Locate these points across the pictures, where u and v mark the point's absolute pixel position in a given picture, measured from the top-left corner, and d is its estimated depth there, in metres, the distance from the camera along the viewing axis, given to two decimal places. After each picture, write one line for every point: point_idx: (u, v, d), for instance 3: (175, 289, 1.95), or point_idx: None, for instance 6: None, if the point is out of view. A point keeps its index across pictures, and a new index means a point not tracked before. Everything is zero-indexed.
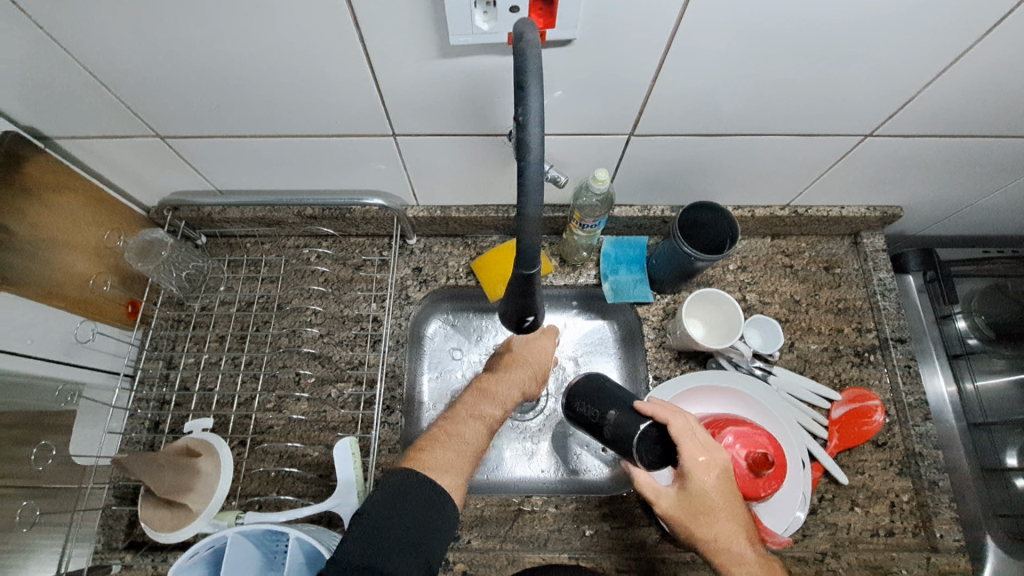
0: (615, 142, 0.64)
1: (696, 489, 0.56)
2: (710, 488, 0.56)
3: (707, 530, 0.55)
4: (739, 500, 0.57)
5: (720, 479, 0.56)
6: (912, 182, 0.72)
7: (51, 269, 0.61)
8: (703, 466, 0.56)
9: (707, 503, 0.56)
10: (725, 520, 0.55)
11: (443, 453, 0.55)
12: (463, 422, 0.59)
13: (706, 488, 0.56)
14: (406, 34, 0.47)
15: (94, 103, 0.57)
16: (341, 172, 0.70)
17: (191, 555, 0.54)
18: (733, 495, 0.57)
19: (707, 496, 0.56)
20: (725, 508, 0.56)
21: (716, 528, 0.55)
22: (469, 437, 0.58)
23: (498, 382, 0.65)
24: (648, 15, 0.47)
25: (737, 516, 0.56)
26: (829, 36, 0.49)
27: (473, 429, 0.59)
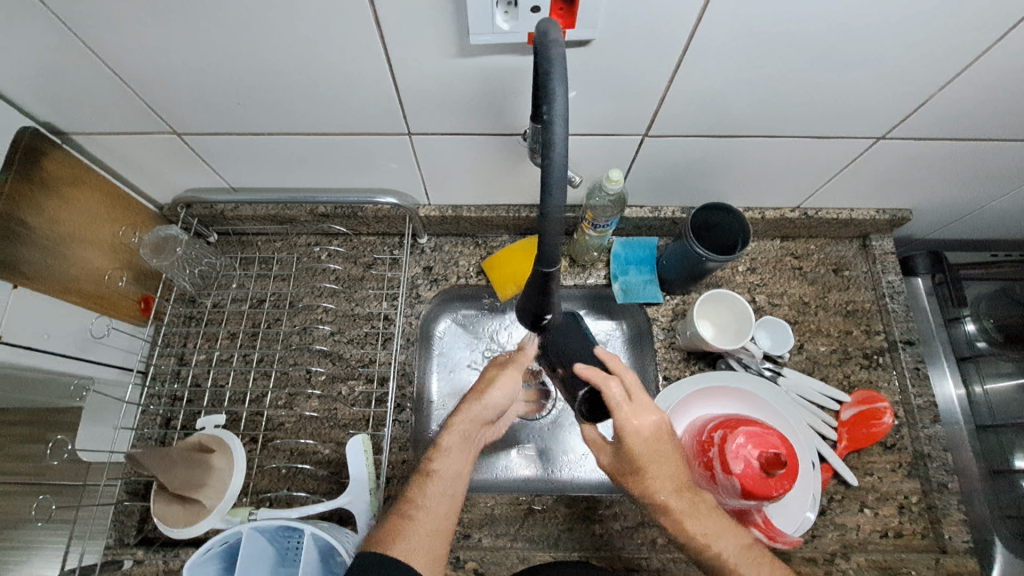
0: (628, 143, 0.64)
1: (628, 448, 0.57)
2: (648, 444, 0.57)
3: (637, 486, 0.57)
4: (669, 459, 0.58)
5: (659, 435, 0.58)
6: (922, 185, 0.73)
7: (66, 265, 0.61)
8: (630, 427, 0.57)
9: (637, 461, 0.57)
10: (654, 477, 0.57)
11: (412, 535, 0.51)
12: (425, 488, 0.55)
13: (641, 443, 0.57)
14: (427, 33, 0.48)
15: (113, 100, 0.58)
16: (354, 170, 0.70)
17: (205, 550, 0.54)
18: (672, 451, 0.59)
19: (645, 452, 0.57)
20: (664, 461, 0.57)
21: (646, 484, 0.57)
22: (439, 506, 0.54)
23: (462, 431, 0.60)
24: (667, 17, 0.47)
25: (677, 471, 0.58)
26: (845, 39, 0.50)
27: (440, 496, 0.55)
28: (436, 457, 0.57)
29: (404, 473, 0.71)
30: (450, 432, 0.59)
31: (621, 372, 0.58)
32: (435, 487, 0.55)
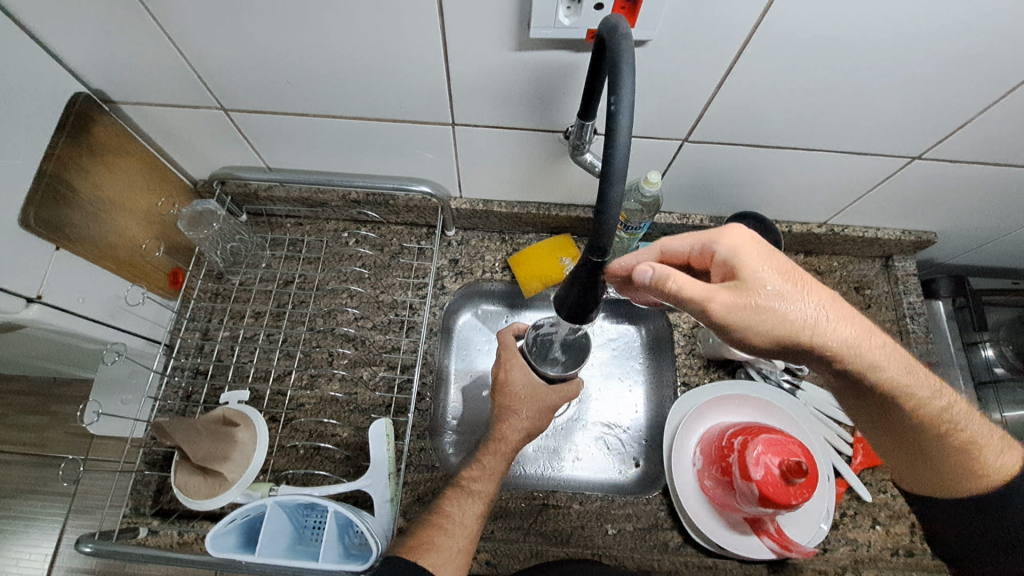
0: (668, 147, 0.65)
1: (755, 277, 0.47)
2: (773, 273, 0.47)
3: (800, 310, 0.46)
4: (803, 278, 0.48)
5: (766, 257, 0.48)
6: (951, 209, 0.74)
7: (107, 231, 0.62)
8: (745, 263, 0.48)
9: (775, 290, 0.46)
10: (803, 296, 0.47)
11: (449, 549, 0.53)
12: (465, 503, 0.57)
13: (757, 269, 0.47)
14: (487, 24, 0.49)
15: (167, 73, 0.59)
16: (393, 157, 0.71)
17: (228, 521, 0.53)
18: (801, 275, 0.48)
19: (776, 308, 0.46)
20: (811, 302, 0.46)
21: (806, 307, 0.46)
22: (471, 522, 0.56)
23: (502, 449, 0.61)
24: (724, 24, 0.48)
25: (830, 308, 0.47)
26: (893, 57, 0.51)
27: (473, 513, 0.56)
28: (472, 471, 0.60)
29: (421, 461, 0.71)
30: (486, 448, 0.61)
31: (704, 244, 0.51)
32: (474, 506, 0.57)
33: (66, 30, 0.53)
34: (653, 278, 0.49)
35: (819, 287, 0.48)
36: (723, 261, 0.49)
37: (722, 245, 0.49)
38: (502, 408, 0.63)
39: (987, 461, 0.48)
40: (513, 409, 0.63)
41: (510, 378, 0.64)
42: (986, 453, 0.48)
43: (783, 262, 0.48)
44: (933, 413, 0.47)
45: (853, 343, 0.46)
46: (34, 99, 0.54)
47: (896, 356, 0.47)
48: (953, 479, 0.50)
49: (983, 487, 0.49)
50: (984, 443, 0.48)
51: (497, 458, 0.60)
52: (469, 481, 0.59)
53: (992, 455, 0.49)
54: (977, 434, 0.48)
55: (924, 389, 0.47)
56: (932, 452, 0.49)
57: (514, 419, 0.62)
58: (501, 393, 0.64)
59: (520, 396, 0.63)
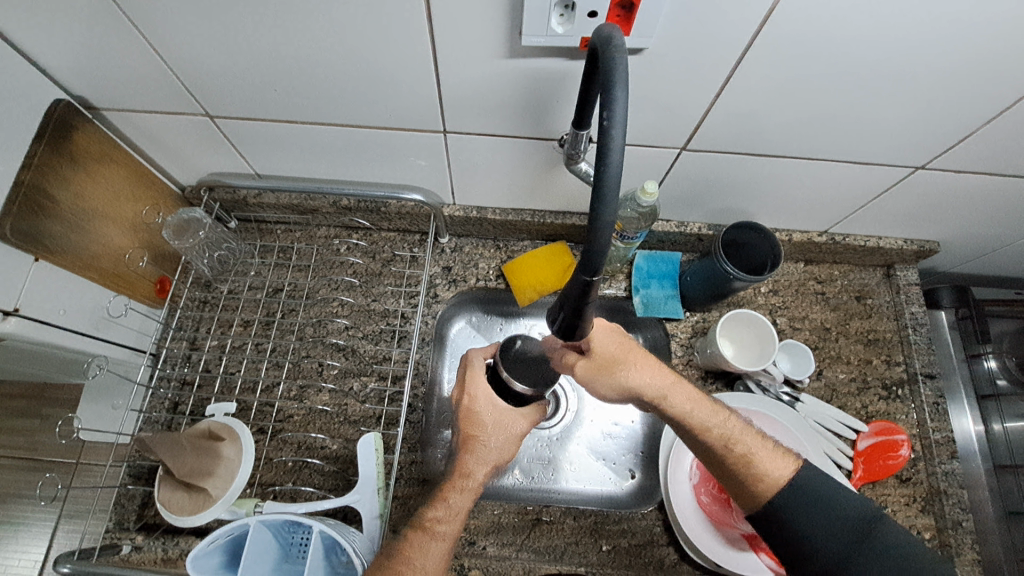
0: (664, 156, 0.64)
1: (601, 350, 0.57)
2: (612, 347, 0.57)
3: (627, 373, 0.57)
4: (641, 351, 0.58)
5: (616, 337, 0.58)
6: (954, 218, 0.72)
7: (88, 241, 0.61)
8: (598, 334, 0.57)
9: (611, 360, 0.57)
10: (632, 366, 0.57)
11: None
12: (428, 548, 0.52)
13: (606, 344, 0.57)
14: (477, 31, 0.47)
15: (150, 80, 0.57)
16: (384, 164, 0.70)
17: (210, 542, 0.52)
18: (629, 344, 0.58)
19: (609, 369, 0.57)
20: (633, 364, 0.57)
21: (630, 372, 0.57)
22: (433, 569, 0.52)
23: (468, 484, 0.56)
24: (721, 33, 0.47)
25: (647, 365, 0.58)
26: (898, 65, 0.49)
27: (435, 559, 0.52)
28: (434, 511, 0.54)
29: (412, 475, 0.70)
30: (449, 487, 0.56)
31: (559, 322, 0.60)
32: (436, 550, 0.52)
33: (44, 37, 0.52)
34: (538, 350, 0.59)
35: (644, 352, 0.58)
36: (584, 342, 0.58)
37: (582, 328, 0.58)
38: (466, 438, 0.58)
39: (769, 471, 0.56)
40: (479, 438, 0.58)
41: (474, 405, 0.58)
42: (762, 464, 0.56)
43: (625, 337, 0.58)
44: (720, 442, 0.56)
45: (656, 387, 0.57)
46: (13, 106, 0.52)
47: (698, 399, 0.58)
48: (738, 488, 0.56)
49: (769, 493, 0.55)
50: (764, 460, 0.56)
51: (463, 494, 0.55)
52: (432, 521, 0.54)
53: (770, 464, 0.56)
54: (758, 454, 0.56)
55: (712, 420, 0.57)
56: (726, 469, 0.56)
57: (479, 449, 0.57)
58: (465, 419, 0.58)
59: (485, 422, 0.58)
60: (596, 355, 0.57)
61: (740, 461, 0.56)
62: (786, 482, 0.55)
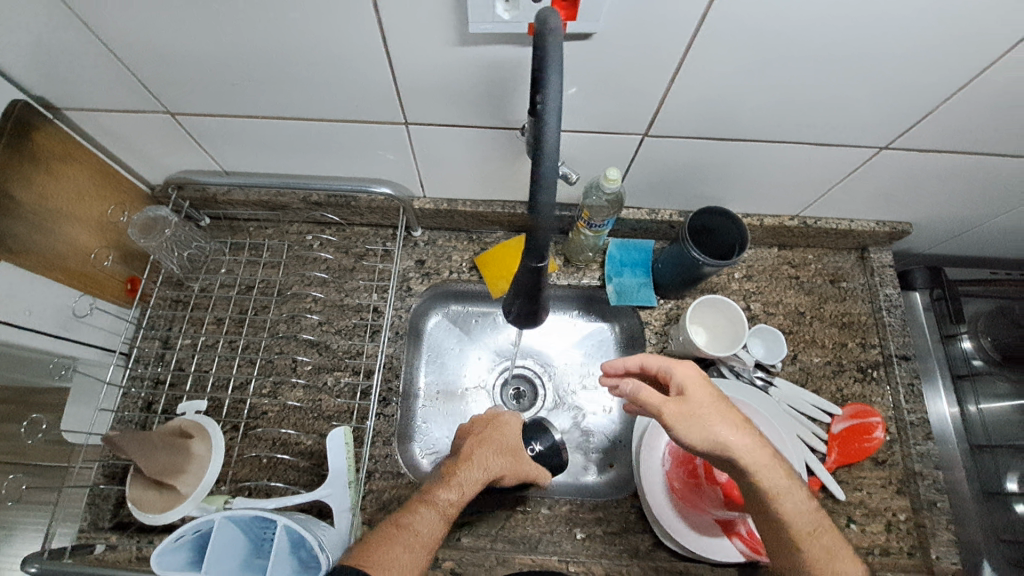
0: (628, 142, 0.63)
1: (694, 398, 0.54)
2: (706, 399, 0.54)
3: (722, 429, 0.53)
4: (740, 413, 0.55)
5: (712, 391, 0.55)
6: (924, 199, 0.72)
7: (52, 241, 0.60)
8: (693, 381, 0.55)
9: (704, 410, 0.53)
10: (728, 423, 0.53)
11: (410, 562, 0.51)
12: (433, 520, 0.55)
13: (698, 391, 0.54)
14: (425, 19, 0.47)
15: (107, 78, 0.57)
16: (350, 158, 0.69)
17: (175, 539, 0.52)
18: (722, 402, 0.54)
19: (704, 419, 0.53)
20: (730, 422, 0.53)
21: (731, 432, 0.53)
22: (430, 540, 0.54)
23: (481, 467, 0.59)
24: (670, 16, 0.46)
25: (736, 424, 0.53)
26: (852, 45, 0.49)
27: (435, 530, 0.54)
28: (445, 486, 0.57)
29: (386, 468, 0.70)
30: (462, 470, 0.59)
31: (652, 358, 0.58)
32: (438, 524, 0.55)
33: None
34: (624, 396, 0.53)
35: (737, 415, 0.54)
36: (673, 384, 0.56)
37: (674, 372, 0.56)
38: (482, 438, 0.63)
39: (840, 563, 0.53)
40: (496, 437, 0.63)
41: (506, 420, 0.66)
42: (833, 553, 0.53)
43: (718, 391, 0.56)
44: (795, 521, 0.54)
45: (750, 449, 0.53)
46: None
47: (781, 469, 0.55)
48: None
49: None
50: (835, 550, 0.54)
51: (471, 474, 0.58)
52: (440, 497, 0.56)
53: (840, 554, 0.54)
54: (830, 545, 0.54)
55: (799, 504, 0.54)
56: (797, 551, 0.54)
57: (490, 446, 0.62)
58: (492, 424, 0.65)
59: (507, 434, 0.64)
60: (688, 402, 0.54)
61: (809, 542, 0.53)
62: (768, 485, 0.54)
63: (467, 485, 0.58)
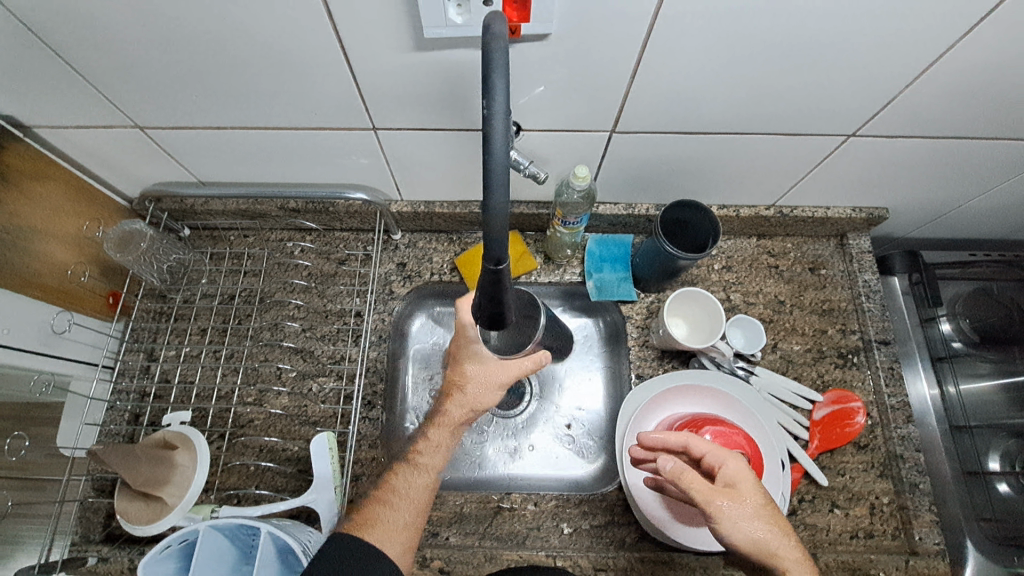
0: (596, 139, 0.63)
1: (743, 492, 0.51)
2: (754, 500, 0.50)
3: (767, 532, 0.49)
4: (784, 517, 0.51)
5: (762, 491, 0.52)
6: (898, 184, 0.72)
7: (29, 258, 0.61)
8: (739, 475, 0.52)
9: (751, 505, 0.50)
10: (770, 525, 0.50)
11: (394, 528, 0.53)
12: (412, 475, 0.56)
13: (747, 487, 0.51)
14: (381, 26, 0.47)
15: (75, 95, 0.57)
16: (324, 166, 0.70)
17: (162, 547, 0.53)
18: (773, 506, 0.51)
19: (749, 515, 0.50)
20: (775, 526, 0.50)
21: (775, 537, 0.49)
22: (418, 497, 0.55)
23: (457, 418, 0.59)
24: (624, 14, 0.47)
25: (781, 529, 0.50)
26: (807, 36, 0.49)
27: (421, 487, 0.55)
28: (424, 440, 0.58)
29: (373, 471, 0.70)
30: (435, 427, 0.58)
31: (700, 443, 0.55)
32: (424, 480, 0.56)
33: None
34: (670, 469, 0.51)
35: (786, 522, 0.51)
36: (720, 474, 0.53)
37: (725, 462, 0.53)
38: (453, 381, 0.60)
39: None
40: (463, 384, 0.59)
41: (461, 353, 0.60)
42: None
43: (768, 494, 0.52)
44: None
45: (788, 553, 0.49)
46: None
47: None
48: None
49: None
50: None
51: (446, 429, 0.58)
52: (416, 455, 0.57)
53: None
54: None
55: None
56: None
57: (460, 393, 0.59)
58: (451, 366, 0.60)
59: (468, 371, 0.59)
60: (736, 495, 0.50)
61: None
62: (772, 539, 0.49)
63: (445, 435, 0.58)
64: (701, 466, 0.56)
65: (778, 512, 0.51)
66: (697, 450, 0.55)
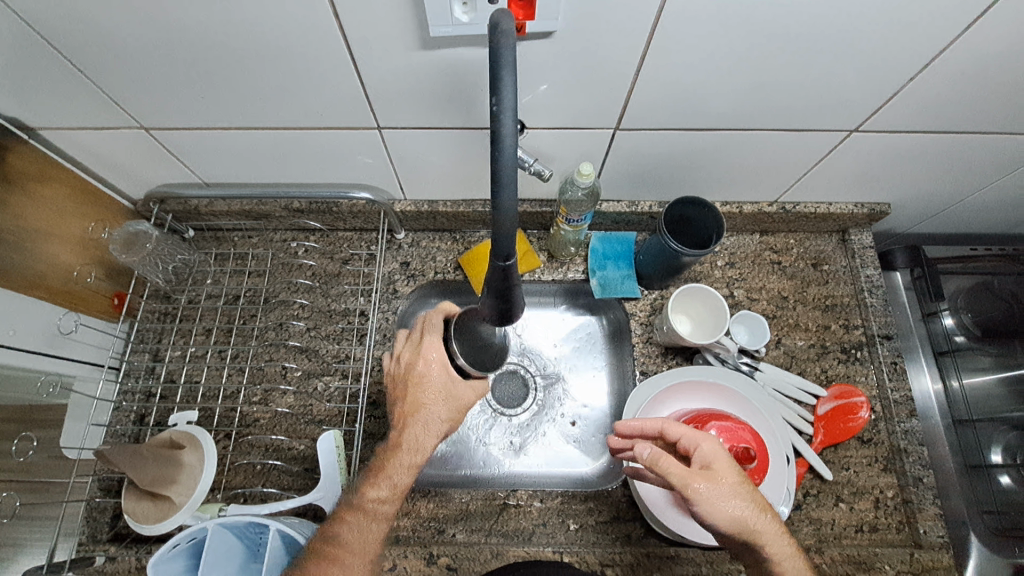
0: (600, 137, 0.64)
1: (718, 471, 0.52)
2: (729, 476, 0.51)
3: (744, 509, 0.50)
4: (759, 491, 0.52)
5: (736, 467, 0.53)
6: (900, 180, 0.72)
7: (34, 260, 0.61)
8: (713, 453, 0.53)
9: (726, 482, 0.51)
10: (747, 500, 0.51)
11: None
12: (366, 528, 0.55)
13: (722, 465, 0.52)
14: (386, 24, 0.47)
15: (79, 97, 0.58)
16: (328, 166, 0.70)
17: (170, 547, 0.53)
18: (748, 481, 0.52)
19: (726, 493, 0.50)
20: (751, 501, 0.51)
21: (751, 511, 0.50)
22: (370, 547, 0.54)
23: (412, 452, 0.58)
24: (628, 11, 0.47)
25: (759, 504, 0.51)
26: (810, 32, 0.49)
27: (371, 541, 0.55)
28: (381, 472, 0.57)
29: None
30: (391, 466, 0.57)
31: (673, 426, 0.56)
32: (375, 531, 0.55)
33: None
34: (649, 456, 0.52)
35: (762, 499, 0.52)
36: (697, 456, 0.53)
37: (701, 443, 0.54)
38: (414, 403, 0.59)
39: None
40: (425, 404, 0.59)
41: (427, 371, 0.60)
42: None
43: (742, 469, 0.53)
44: None
45: (765, 526, 0.51)
46: None
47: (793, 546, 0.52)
48: None
49: None
50: None
51: (401, 467, 0.57)
52: (369, 502, 0.56)
53: None
54: None
55: None
56: None
57: (417, 419, 0.59)
58: (412, 385, 0.60)
59: (432, 386, 0.60)
60: (711, 475, 0.51)
61: None
62: (750, 516, 0.50)
63: (401, 474, 0.57)
64: (678, 449, 0.56)
65: (754, 486, 0.53)
66: (674, 434, 0.56)
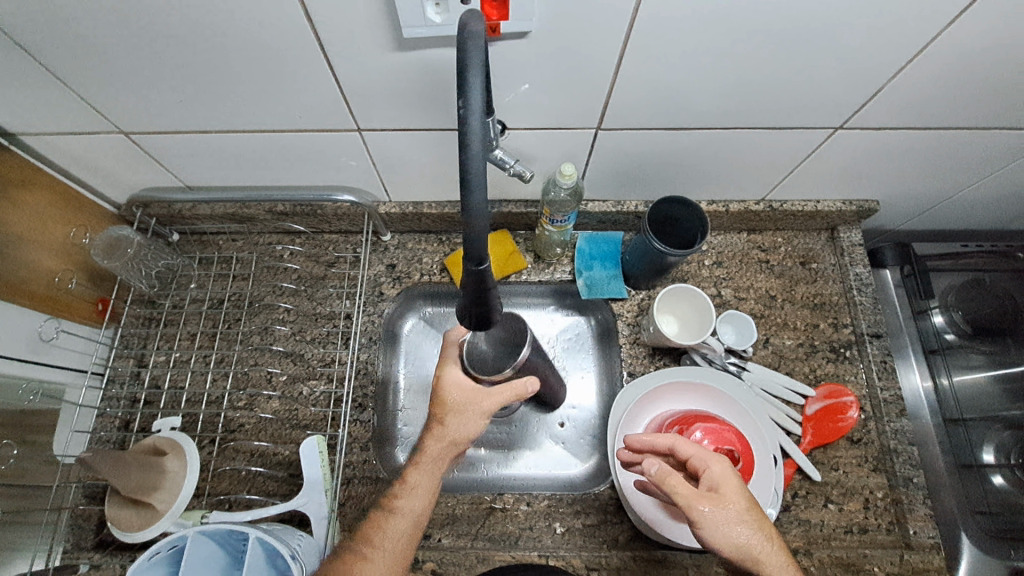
0: (582, 136, 0.63)
1: (727, 497, 0.50)
2: (738, 502, 0.50)
3: (751, 537, 0.49)
4: (768, 519, 0.50)
5: (745, 492, 0.51)
6: (887, 177, 0.72)
7: (16, 266, 0.61)
8: (722, 476, 0.51)
9: (734, 508, 0.49)
10: (754, 529, 0.49)
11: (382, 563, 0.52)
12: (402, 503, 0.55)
13: (731, 490, 0.51)
14: (360, 26, 0.47)
15: (56, 101, 0.57)
16: (310, 168, 0.70)
17: (150, 555, 0.52)
18: (758, 508, 0.50)
19: (732, 519, 0.49)
20: (758, 530, 0.49)
21: (759, 541, 0.49)
22: (401, 532, 0.54)
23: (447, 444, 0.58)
24: (605, 10, 0.46)
25: (766, 532, 0.49)
26: (789, 29, 0.49)
27: (408, 521, 0.54)
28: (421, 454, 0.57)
29: (364, 474, 0.69)
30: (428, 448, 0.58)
31: (688, 444, 0.54)
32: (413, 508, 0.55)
33: None
34: (657, 472, 0.51)
35: (769, 524, 0.50)
36: (705, 477, 0.52)
37: (711, 464, 0.52)
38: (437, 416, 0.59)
39: None
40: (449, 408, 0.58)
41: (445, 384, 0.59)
42: None
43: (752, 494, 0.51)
44: None
45: (772, 557, 0.49)
46: None
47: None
48: None
49: None
50: None
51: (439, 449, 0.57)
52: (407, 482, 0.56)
53: None
54: None
55: None
56: None
57: (440, 427, 0.58)
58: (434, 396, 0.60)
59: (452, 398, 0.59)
60: (720, 499, 0.50)
61: None
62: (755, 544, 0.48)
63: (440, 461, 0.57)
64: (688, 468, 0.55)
65: (763, 514, 0.51)
66: (684, 453, 0.54)
